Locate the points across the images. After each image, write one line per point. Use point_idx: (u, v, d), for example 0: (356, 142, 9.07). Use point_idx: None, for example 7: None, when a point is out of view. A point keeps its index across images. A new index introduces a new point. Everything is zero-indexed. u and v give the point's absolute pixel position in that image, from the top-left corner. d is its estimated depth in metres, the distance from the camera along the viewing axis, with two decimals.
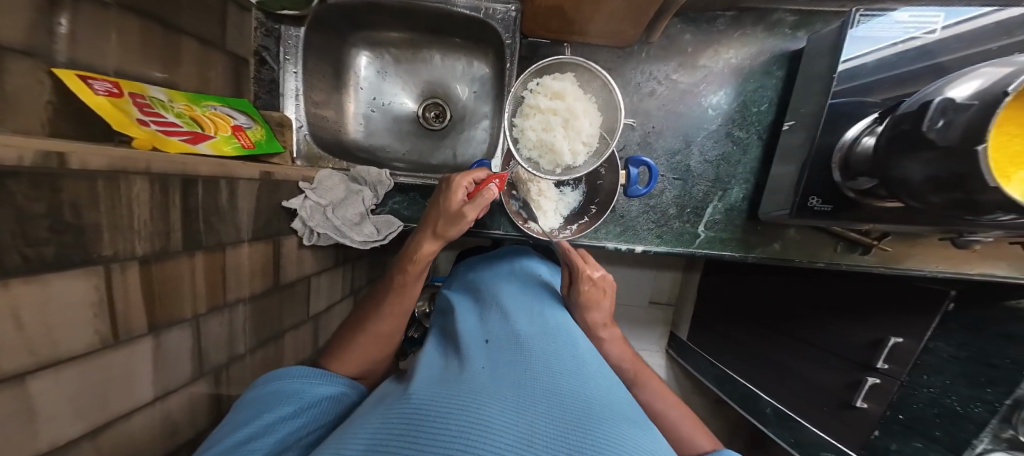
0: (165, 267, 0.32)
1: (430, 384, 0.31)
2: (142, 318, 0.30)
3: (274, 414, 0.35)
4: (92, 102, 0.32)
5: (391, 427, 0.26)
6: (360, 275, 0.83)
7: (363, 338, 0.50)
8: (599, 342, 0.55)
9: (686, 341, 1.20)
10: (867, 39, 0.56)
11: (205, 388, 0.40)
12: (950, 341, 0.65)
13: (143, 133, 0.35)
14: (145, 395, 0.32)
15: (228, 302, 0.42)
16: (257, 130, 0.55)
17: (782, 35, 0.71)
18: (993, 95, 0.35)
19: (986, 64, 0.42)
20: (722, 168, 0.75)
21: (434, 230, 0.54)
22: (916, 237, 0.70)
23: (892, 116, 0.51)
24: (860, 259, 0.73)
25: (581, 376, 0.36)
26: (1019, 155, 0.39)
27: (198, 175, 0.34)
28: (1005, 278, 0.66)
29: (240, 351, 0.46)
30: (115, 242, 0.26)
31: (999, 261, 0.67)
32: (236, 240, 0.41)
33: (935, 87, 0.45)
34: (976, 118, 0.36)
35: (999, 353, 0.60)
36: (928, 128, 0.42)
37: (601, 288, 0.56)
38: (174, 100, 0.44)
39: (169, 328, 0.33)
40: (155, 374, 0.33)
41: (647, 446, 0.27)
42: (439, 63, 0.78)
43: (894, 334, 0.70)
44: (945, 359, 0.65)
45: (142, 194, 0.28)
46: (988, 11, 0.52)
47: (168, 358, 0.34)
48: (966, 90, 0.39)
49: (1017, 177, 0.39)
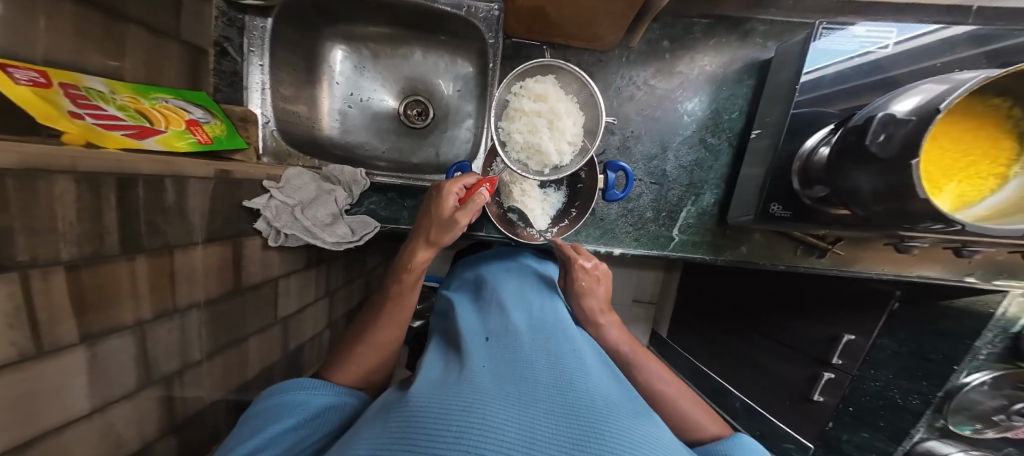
0: (99, 270, 0.29)
1: (430, 385, 0.31)
2: (71, 327, 0.27)
3: (279, 425, 0.35)
4: (12, 92, 0.29)
5: (393, 429, 0.25)
6: (337, 276, 0.81)
7: (361, 349, 0.48)
8: (599, 329, 0.53)
9: (665, 339, 1.24)
10: (828, 52, 0.59)
11: (155, 397, 0.38)
12: (895, 338, 0.73)
13: (74, 127, 0.31)
14: (81, 407, 0.30)
15: (178, 308, 0.39)
16: (216, 125, 0.52)
17: (755, 45, 0.73)
18: (930, 110, 0.37)
19: (929, 79, 0.44)
20: (696, 173, 0.76)
21: (426, 237, 0.52)
22: (866, 242, 0.72)
23: (844, 128, 0.53)
24: (817, 263, 0.75)
25: (585, 368, 0.35)
26: (950, 169, 0.44)
27: (138, 174, 0.32)
28: (936, 278, 0.70)
29: (195, 358, 0.43)
30: (34, 246, 0.24)
31: (933, 262, 0.71)
32: (187, 242, 0.39)
33: (883, 101, 0.47)
34: (914, 133, 0.39)
35: (934, 349, 0.68)
36: (872, 142, 0.45)
37: (593, 275, 0.57)
38: (116, 91, 0.42)
39: (105, 337, 0.31)
40: (90, 386, 0.30)
41: (652, 437, 0.27)
42: (420, 60, 0.77)
43: (847, 331, 0.77)
44: (890, 354, 0.73)
45: (67, 194, 0.26)
46: (935, 29, 0.55)
47: (106, 369, 0.32)
48: (907, 105, 0.41)
49: (948, 189, 0.44)
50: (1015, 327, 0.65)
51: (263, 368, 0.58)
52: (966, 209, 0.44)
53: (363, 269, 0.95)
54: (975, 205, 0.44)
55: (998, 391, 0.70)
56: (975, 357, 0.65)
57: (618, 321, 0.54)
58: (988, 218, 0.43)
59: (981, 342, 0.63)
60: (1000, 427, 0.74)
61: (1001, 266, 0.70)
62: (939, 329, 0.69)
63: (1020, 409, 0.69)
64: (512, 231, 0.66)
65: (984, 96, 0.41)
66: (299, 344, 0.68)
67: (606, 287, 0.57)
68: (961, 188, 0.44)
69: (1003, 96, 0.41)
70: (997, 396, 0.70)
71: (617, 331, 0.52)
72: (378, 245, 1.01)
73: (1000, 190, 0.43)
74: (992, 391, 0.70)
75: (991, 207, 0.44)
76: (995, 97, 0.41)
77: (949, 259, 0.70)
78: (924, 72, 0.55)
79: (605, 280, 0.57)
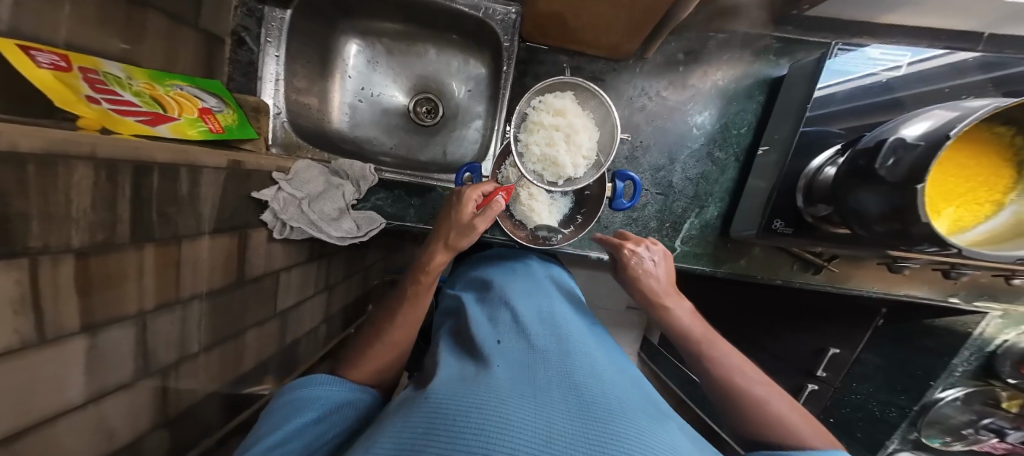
0: (109, 259, 0.29)
1: (448, 381, 0.31)
2: (74, 315, 0.26)
3: (301, 419, 0.35)
4: (33, 75, 0.28)
5: (414, 425, 0.25)
6: (336, 270, 0.79)
7: (374, 348, 0.48)
8: (666, 313, 0.53)
9: (657, 345, 1.19)
10: (843, 71, 0.59)
11: (150, 388, 0.37)
12: (878, 353, 0.78)
13: (91, 112, 0.31)
14: (77, 397, 0.28)
15: (181, 299, 0.39)
16: (229, 114, 0.52)
17: (768, 62, 0.73)
18: (940, 136, 0.38)
19: (937, 105, 0.45)
20: (702, 186, 0.76)
21: (445, 242, 0.52)
22: (857, 261, 0.73)
23: (852, 149, 0.53)
24: (812, 279, 0.75)
25: (599, 373, 0.35)
26: (948, 194, 0.44)
27: (154, 162, 0.32)
28: (920, 299, 0.72)
29: (192, 350, 0.42)
30: (45, 233, 0.23)
31: (919, 282, 0.73)
32: (195, 233, 0.39)
33: (890, 126, 0.48)
34: (922, 157, 0.39)
35: (916, 365, 0.73)
36: (879, 165, 0.45)
37: (651, 260, 0.57)
38: (133, 77, 0.41)
39: (107, 327, 0.30)
40: (88, 377, 0.29)
41: (667, 440, 0.27)
42: (434, 58, 0.77)
43: (833, 345, 0.82)
44: (872, 368, 0.79)
45: (85, 181, 0.25)
46: (941, 53, 0.56)
47: (106, 359, 0.31)
48: (917, 130, 0.42)
49: (944, 214, 0.44)
50: (991, 346, 0.68)
51: (258, 362, 0.57)
52: (960, 233, 0.45)
53: (364, 264, 0.93)
54: (969, 230, 0.44)
55: (968, 407, 0.74)
56: (950, 373, 0.69)
57: (691, 309, 0.53)
58: (980, 245, 0.44)
59: (957, 360, 0.68)
60: (969, 441, 0.79)
61: (983, 288, 0.71)
62: (922, 345, 0.73)
63: (986, 424, 0.75)
64: (516, 233, 0.66)
65: (989, 123, 0.41)
66: (296, 338, 0.67)
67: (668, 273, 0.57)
68: (958, 213, 0.45)
69: (1007, 125, 0.41)
70: (966, 412, 0.75)
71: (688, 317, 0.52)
72: (380, 240, 1.00)
73: (994, 216, 0.44)
74: (963, 407, 0.74)
75: (985, 232, 0.44)
76: (1001, 126, 0.41)
77: (936, 279, 0.72)
78: (931, 96, 0.56)
79: (664, 265, 0.57)
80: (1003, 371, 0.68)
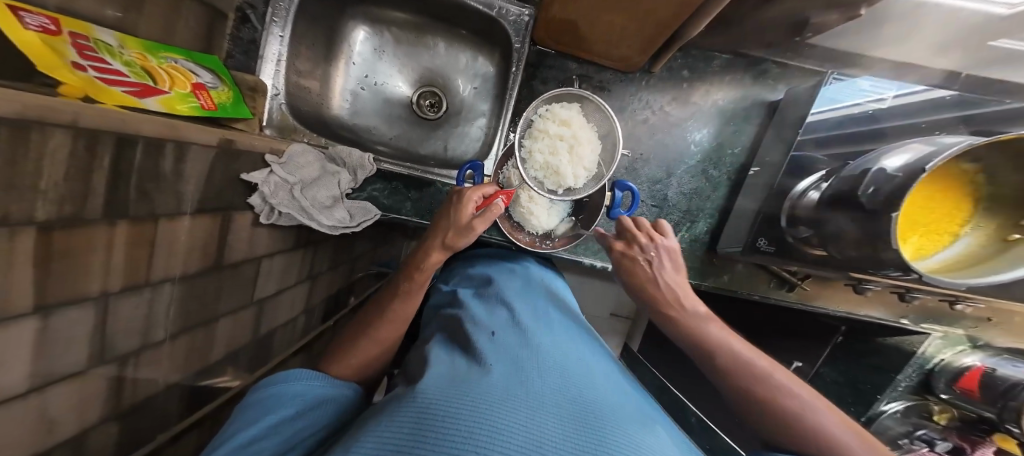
0: (76, 235, 0.27)
1: (438, 381, 0.30)
2: (26, 294, 0.24)
3: (278, 414, 0.35)
4: (19, 36, 0.27)
5: (402, 426, 0.24)
6: (321, 259, 0.78)
7: (362, 342, 0.48)
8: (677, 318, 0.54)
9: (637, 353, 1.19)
10: (834, 99, 0.60)
11: (106, 376, 0.34)
12: (835, 368, 0.94)
13: (75, 80, 0.29)
14: (19, 385, 0.25)
15: (150, 281, 0.37)
16: (223, 92, 0.51)
17: (768, 86, 0.74)
18: (918, 169, 0.39)
19: (916, 140, 0.46)
20: (694, 202, 0.77)
21: (442, 240, 0.51)
22: (829, 282, 0.75)
23: (836, 176, 0.54)
24: (785, 296, 0.77)
25: (592, 380, 0.35)
26: (918, 225, 0.47)
27: (140, 135, 0.31)
28: (879, 320, 0.77)
29: (157, 338, 0.40)
30: (8, 202, 0.21)
31: (879, 305, 0.78)
32: (173, 212, 0.38)
33: (873, 157, 0.49)
34: (902, 189, 0.40)
35: (866, 380, 0.91)
36: (861, 193, 0.46)
37: (658, 260, 0.57)
38: (125, 46, 0.40)
39: (64, 308, 0.27)
40: (33, 362, 0.26)
41: (654, 446, 0.27)
42: (443, 52, 0.76)
43: (798, 359, 0.96)
44: (828, 381, 0.95)
45: (62, 149, 0.24)
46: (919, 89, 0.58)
47: (57, 343, 0.28)
48: (897, 162, 0.43)
49: (911, 242, 0.47)
50: (932, 364, 0.86)
51: (227, 352, 0.55)
52: (921, 260, 0.48)
53: (350, 254, 0.92)
54: (930, 257, 0.48)
55: (907, 419, 0.92)
56: (894, 388, 0.88)
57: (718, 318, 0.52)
58: (939, 272, 0.48)
59: (901, 375, 0.87)
60: None
61: (930, 312, 0.79)
62: (875, 365, 0.90)
63: (920, 434, 0.90)
64: (512, 235, 0.65)
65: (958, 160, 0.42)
66: (271, 329, 0.65)
67: (679, 273, 0.57)
68: (921, 242, 0.48)
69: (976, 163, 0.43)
70: (904, 422, 0.92)
71: (715, 327, 0.51)
72: (369, 232, 0.99)
73: (951, 246, 0.48)
74: (901, 419, 0.91)
75: (942, 261, 0.48)
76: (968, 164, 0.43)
77: (894, 303, 0.77)
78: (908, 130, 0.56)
79: (675, 264, 0.57)
80: (936, 386, 0.85)
